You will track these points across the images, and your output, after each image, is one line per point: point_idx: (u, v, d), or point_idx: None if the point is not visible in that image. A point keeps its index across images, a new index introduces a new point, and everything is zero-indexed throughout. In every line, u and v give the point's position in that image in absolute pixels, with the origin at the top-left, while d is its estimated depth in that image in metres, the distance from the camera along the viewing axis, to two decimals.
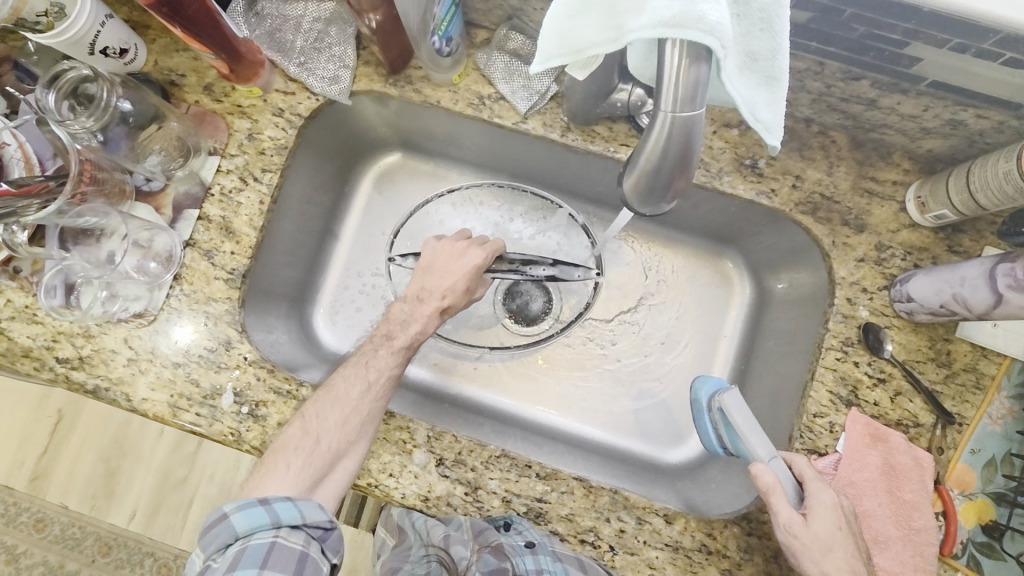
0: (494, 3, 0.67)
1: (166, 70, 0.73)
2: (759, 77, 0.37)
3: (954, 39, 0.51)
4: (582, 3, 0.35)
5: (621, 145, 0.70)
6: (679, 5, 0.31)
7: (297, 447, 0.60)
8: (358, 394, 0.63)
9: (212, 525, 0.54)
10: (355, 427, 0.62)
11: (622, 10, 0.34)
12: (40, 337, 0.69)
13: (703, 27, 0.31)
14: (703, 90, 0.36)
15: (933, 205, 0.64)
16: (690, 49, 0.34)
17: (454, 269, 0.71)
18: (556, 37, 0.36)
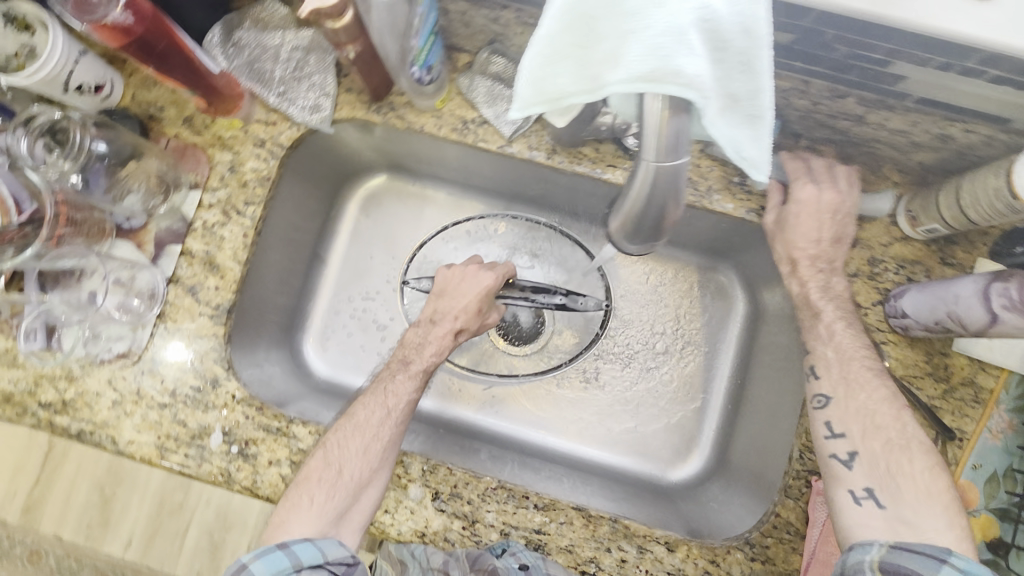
0: (475, 28, 0.66)
1: (143, 103, 0.72)
2: (741, 117, 0.35)
3: (936, 58, 0.49)
4: (556, 53, 0.34)
5: (608, 167, 0.69)
6: (653, 61, 0.31)
7: (319, 479, 0.59)
8: (377, 421, 0.62)
9: (234, 575, 0.54)
10: (377, 455, 0.61)
11: (598, 61, 0.33)
12: (21, 381, 0.68)
13: (680, 81, 0.31)
14: (684, 139, 0.35)
15: (924, 219, 0.63)
16: (671, 102, 0.33)
17: (464, 291, 0.69)
18: (532, 86, 0.35)
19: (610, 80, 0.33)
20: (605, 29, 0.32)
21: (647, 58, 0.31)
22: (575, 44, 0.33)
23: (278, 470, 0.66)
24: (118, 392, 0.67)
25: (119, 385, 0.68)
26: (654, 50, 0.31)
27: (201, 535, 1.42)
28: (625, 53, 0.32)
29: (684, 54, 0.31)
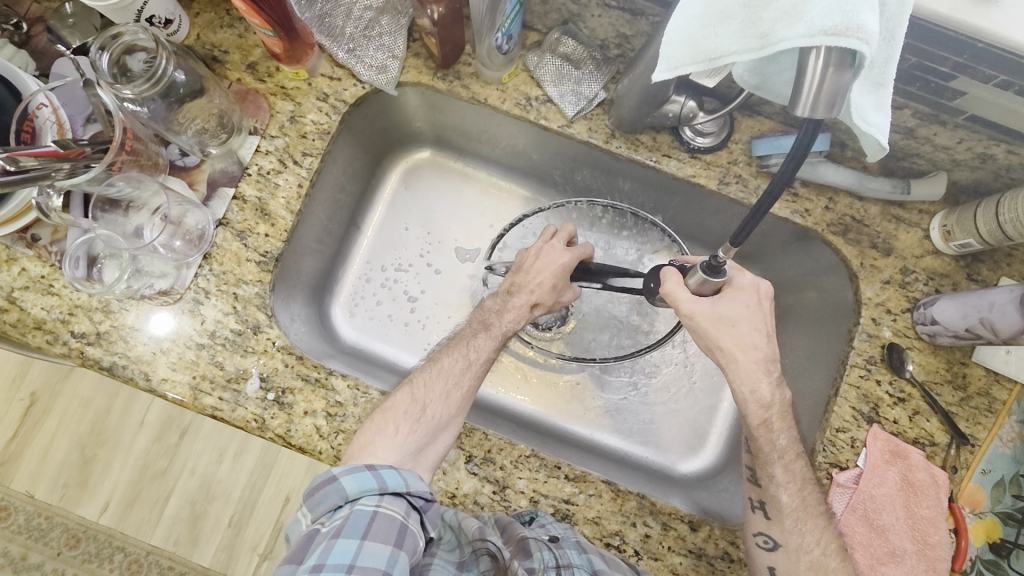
0: (552, 7, 0.68)
1: (208, 45, 0.71)
2: (871, 83, 0.41)
3: (999, 75, 0.53)
4: (718, 17, 0.39)
5: (663, 155, 0.72)
6: (839, 16, 0.34)
7: (404, 412, 0.63)
8: (459, 370, 0.68)
9: (323, 486, 0.54)
10: (455, 402, 0.66)
11: (765, 21, 0.38)
12: (56, 310, 0.66)
13: (860, 36, 0.34)
14: (841, 97, 0.36)
15: (959, 233, 0.67)
16: (836, 55, 0.35)
17: (544, 266, 0.73)
18: (690, 46, 0.41)
19: (785, 35, 0.36)
20: None
21: (831, 12, 0.34)
22: (745, 5, 0.38)
23: (313, 421, 0.66)
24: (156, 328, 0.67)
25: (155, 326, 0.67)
26: (838, 5, 0.34)
27: (182, 504, 1.37)
28: (805, 10, 0.35)
29: (866, 11, 0.34)
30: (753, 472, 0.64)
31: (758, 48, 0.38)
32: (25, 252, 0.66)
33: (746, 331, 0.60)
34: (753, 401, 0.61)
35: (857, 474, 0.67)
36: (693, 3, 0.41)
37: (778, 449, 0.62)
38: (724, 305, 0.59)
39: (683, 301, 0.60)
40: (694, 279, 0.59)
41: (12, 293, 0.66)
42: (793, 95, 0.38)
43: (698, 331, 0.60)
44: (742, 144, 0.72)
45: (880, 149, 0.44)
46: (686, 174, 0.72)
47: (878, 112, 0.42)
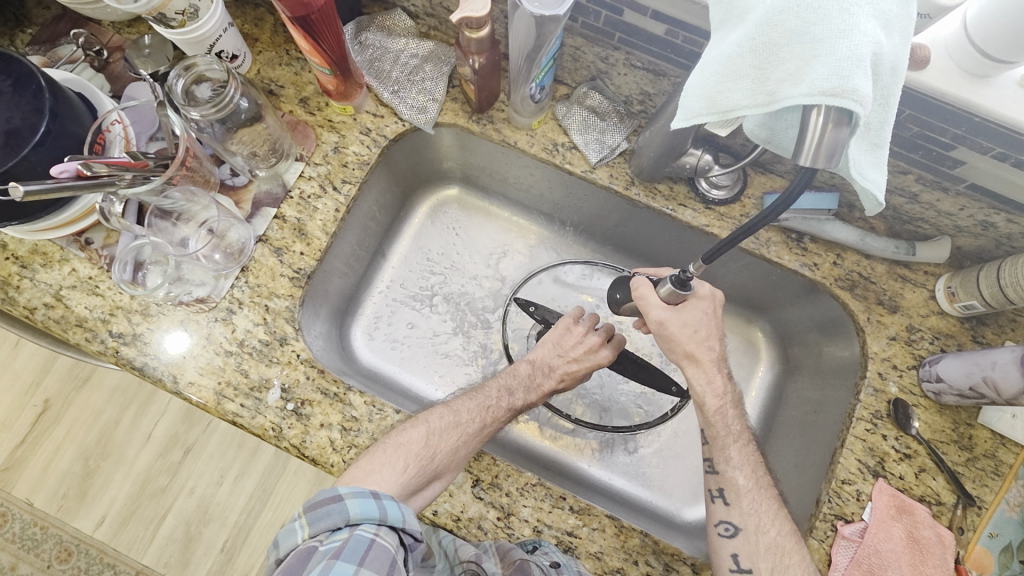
0: (582, 64, 0.74)
1: (267, 79, 0.78)
2: (868, 144, 0.45)
3: (996, 148, 0.57)
4: (736, 75, 0.44)
5: (679, 204, 0.77)
6: (836, 79, 0.38)
7: (416, 452, 0.64)
8: (475, 430, 0.70)
9: (324, 502, 0.54)
10: (459, 458, 0.67)
11: (774, 80, 0.42)
12: (97, 309, 0.70)
13: (855, 97, 0.38)
14: (839, 151, 0.40)
15: (963, 295, 0.70)
16: (834, 113, 0.39)
17: (583, 358, 0.81)
18: (707, 99, 0.45)
19: (790, 93, 0.40)
20: (786, 55, 0.42)
21: (830, 76, 0.39)
22: (756, 66, 0.43)
23: (328, 434, 0.68)
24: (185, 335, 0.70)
25: (168, 347, 0.69)
26: (836, 71, 0.39)
27: (177, 525, 1.36)
28: (807, 73, 0.40)
29: (860, 77, 0.39)
30: (711, 461, 0.68)
31: (765, 104, 0.43)
32: (77, 254, 0.71)
33: (704, 335, 0.66)
34: (709, 393, 0.67)
35: (863, 528, 0.66)
36: (711, 63, 0.46)
37: (736, 434, 0.67)
38: (688, 313, 0.65)
39: (654, 307, 0.65)
40: (665, 289, 0.63)
41: (60, 291, 0.70)
42: (796, 146, 0.42)
43: (665, 335, 0.66)
44: (754, 199, 0.76)
45: (878, 206, 0.47)
46: (700, 224, 0.76)
47: (875, 170, 0.46)
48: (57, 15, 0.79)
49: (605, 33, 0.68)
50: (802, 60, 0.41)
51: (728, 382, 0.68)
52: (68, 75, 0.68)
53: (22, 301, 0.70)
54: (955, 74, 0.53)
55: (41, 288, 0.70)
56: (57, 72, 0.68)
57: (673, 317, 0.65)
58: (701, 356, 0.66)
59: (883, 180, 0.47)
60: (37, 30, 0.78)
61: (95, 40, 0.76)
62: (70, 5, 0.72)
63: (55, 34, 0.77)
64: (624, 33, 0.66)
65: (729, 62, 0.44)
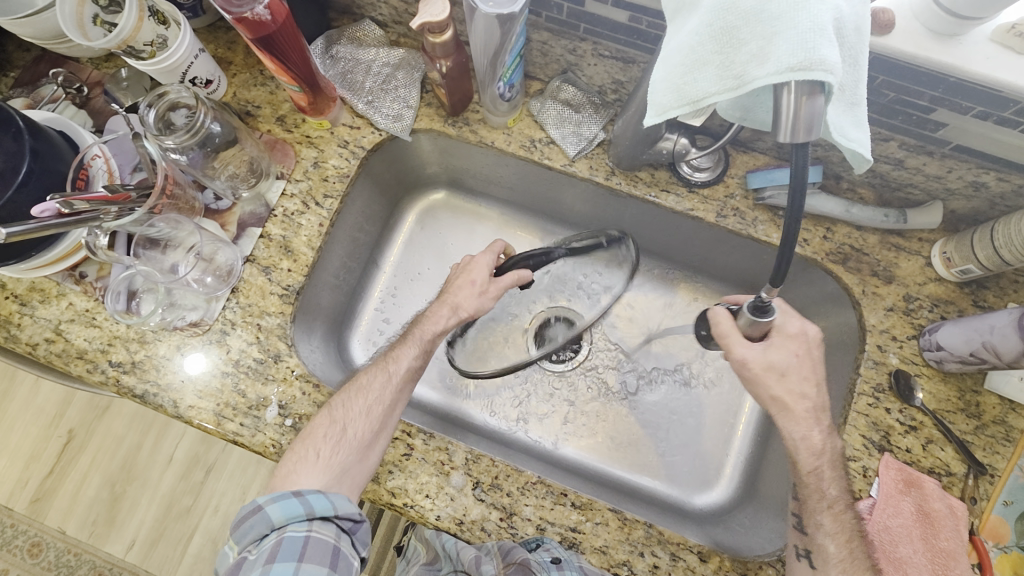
0: (552, 58, 0.74)
1: (243, 101, 0.79)
2: (845, 104, 0.44)
3: (977, 107, 0.56)
4: (701, 63, 0.42)
5: (661, 190, 0.76)
6: (802, 53, 0.37)
7: (325, 436, 0.64)
8: (380, 386, 0.68)
9: (248, 516, 0.57)
10: (379, 418, 0.66)
11: (739, 63, 0.41)
12: (96, 340, 0.71)
13: (824, 68, 0.37)
14: (819, 121, 0.38)
15: (959, 260, 0.68)
16: (806, 86, 0.38)
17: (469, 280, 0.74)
18: (675, 92, 0.44)
19: (758, 74, 0.39)
20: (746, 37, 0.40)
21: (795, 51, 0.37)
22: (717, 52, 0.42)
23: None
24: (188, 362, 0.71)
25: (191, 365, 0.71)
26: (800, 44, 0.37)
27: (204, 543, 1.39)
28: (771, 52, 0.39)
29: (825, 46, 0.37)
30: (801, 519, 0.63)
31: (735, 88, 0.41)
32: (73, 288, 0.73)
33: (795, 381, 0.63)
34: (803, 449, 0.62)
35: (871, 504, 0.65)
36: (672, 55, 0.44)
37: (827, 496, 0.62)
38: (775, 353, 0.63)
39: (737, 344, 0.64)
40: (743, 319, 0.62)
41: (59, 325, 0.72)
42: (772, 125, 0.40)
43: (749, 376, 0.64)
44: (738, 178, 0.75)
45: (866, 163, 0.47)
46: (684, 208, 0.75)
47: (857, 128, 0.45)
48: (37, 56, 0.80)
49: (570, 25, 0.67)
50: (764, 39, 0.39)
51: (827, 437, 0.63)
52: (48, 114, 0.70)
53: (24, 338, 0.71)
54: (924, 36, 0.52)
55: (41, 324, 0.72)
56: (38, 112, 0.70)
57: (758, 354, 0.63)
58: (792, 406, 0.63)
59: (866, 138, 0.45)
60: (19, 73, 0.80)
61: (74, 78, 0.78)
62: (47, 46, 0.74)
63: (37, 75, 0.79)
64: (589, 23, 0.66)
65: (690, 50, 0.43)
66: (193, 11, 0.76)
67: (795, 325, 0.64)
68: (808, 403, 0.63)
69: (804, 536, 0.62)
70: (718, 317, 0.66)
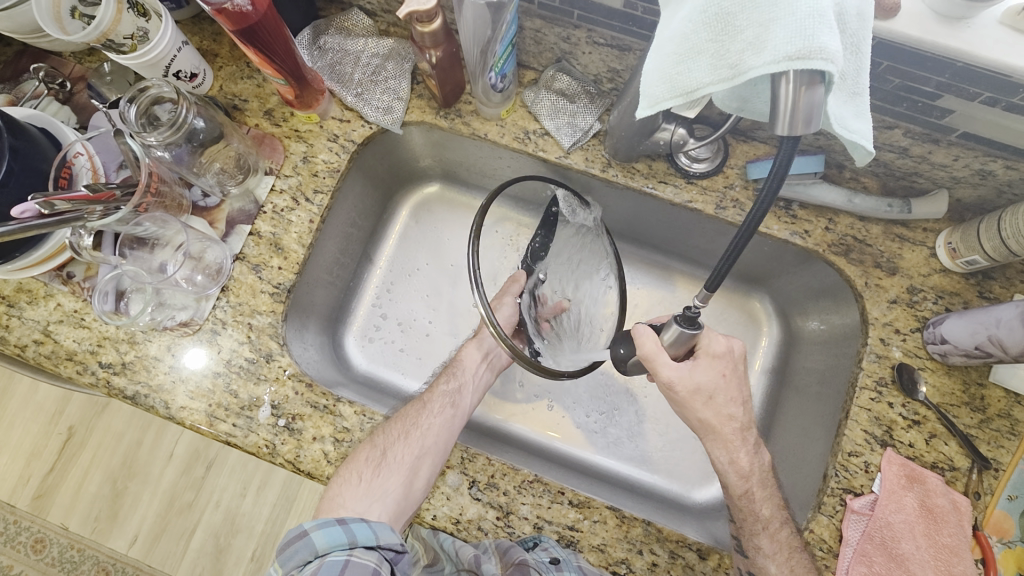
0: (546, 46, 0.72)
1: (230, 95, 0.78)
2: (846, 94, 0.42)
3: (984, 93, 0.54)
4: (695, 52, 0.41)
5: (659, 182, 0.74)
6: (800, 41, 0.35)
7: (367, 459, 0.67)
8: (418, 416, 0.72)
9: (293, 541, 0.58)
10: (420, 443, 0.69)
11: (734, 52, 0.39)
12: (85, 341, 0.70)
13: (824, 56, 0.35)
14: (817, 113, 0.37)
15: (964, 250, 0.66)
16: (805, 76, 0.36)
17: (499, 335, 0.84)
18: (667, 82, 0.42)
19: (754, 64, 0.37)
20: (742, 23, 0.38)
21: (793, 39, 0.35)
22: (712, 40, 0.40)
23: (321, 446, 0.68)
24: (179, 362, 0.70)
25: (188, 360, 0.70)
26: (798, 31, 0.35)
27: (206, 538, 1.39)
28: (768, 39, 0.37)
29: (825, 33, 0.35)
30: (739, 542, 0.65)
31: (730, 78, 0.39)
32: (60, 288, 0.72)
33: (723, 402, 0.64)
34: (733, 471, 0.65)
35: (873, 500, 0.64)
36: (665, 45, 0.43)
37: (760, 518, 0.64)
38: (699, 372, 0.62)
39: (664, 365, 0.60)
40: (669, 335, 0.58)
41: (48, 326, 0.71)
42: (771, 115, 0.38)
43: (679, 399, 0.63)
44: (737, 169, 0.73)
45: (869, 156, 0.45)
46: (683, 200, 0.74)
47: (858, 119, 0.43)
48: (19, 50, 0.78)
49: (563, 12, 0.65)
50: (761, 27, 0.37)
51: (752, 456, 0.66)
52: (29, 111, 0.68)
53: (12, 340, 0.70)
54: (930, 20, 0.50)
55: (29, 325, 0.71)
56: (19, 109, 0.68)
57: (685, 375, 0.61)
58: (720, 428, 0.64)
59: (869, 129, 0.44)
60: None
61: (57, 73, 0.75)
62: (27, 40, 0.72)
63: (18, 71, 0.77)
64: (582, 10, 0.64)
65: (683, 40, 0.41)
66: (176, 3, 0.74)
67: (721, 344, 0.63)
68: (735, 426, 0.64)
69: (744, 558, 0.64)
70: (642, 339, 0.61)
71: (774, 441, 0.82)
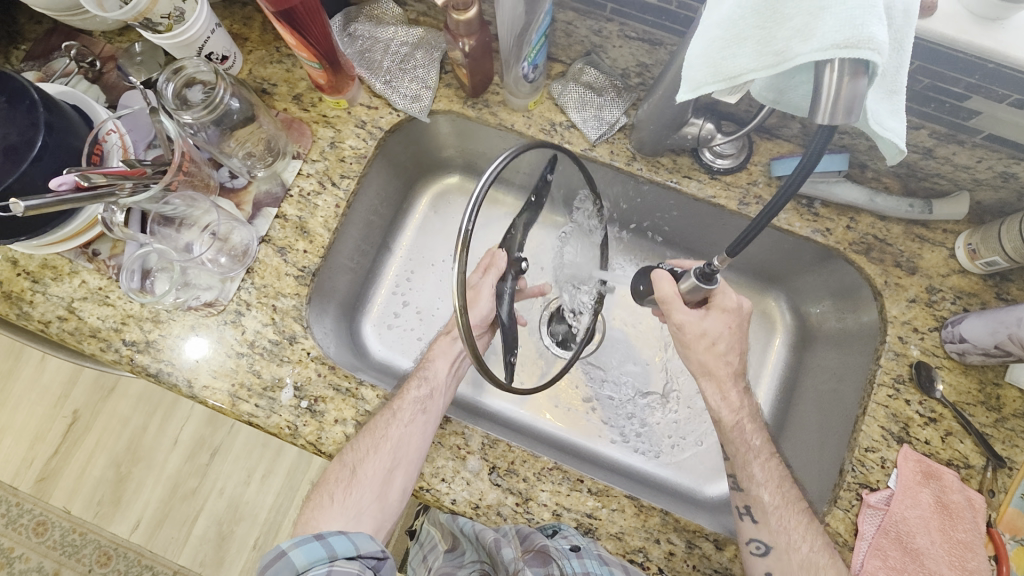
0: (576, 39, 0.73)
1: (259, 79, 0.78)
2: (884, 91, 0.43)
3: (1013, 95, 0.55)
4: (741, 37, 0.41)
5: (683, 177, 0.75)
6: (849, 30, 0.36)
7: (338, 478, 0.67)
8: (385, 424, 0.67)
9: (270, 564, 0.58)
10: (391, 455, 0.65)
11: (781, 39, 0.39)
12: (110, 319, 0.71)
13: (871, 46, 0.35)
14: (859, 105, 0.37)
15: (984, 252, 0.67)
16: (850, 66, 0.36)
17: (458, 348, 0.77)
18: (711, 67, 0.43)
19: (801, 51, 0.38)
20: (792, 11, 0.39)
21: (842, 28, 0.36)
22: (759, 27, 0.41)
23: (343, 429, 0.69)
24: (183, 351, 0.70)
25: (188, 349, 0.70)
26: (848, 21, 0.36)
27: (209, 526, 1.39)
28: (816, 27, 0.37)
29: (875, 24, 0.36)
30: (735, 477, 0.68)
31: (775, 65, 0.40)
32: (86, 266, 0.72)
33: (723, 350, 0.68)
34: (725, 407, 0.69)
35: (889, 495, 0.65)
36: (712, 30, 0.44)
37: (752, 447, 0.68)
38: (709, 322, 0.67)
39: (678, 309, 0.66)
40: (686, 284, 0.64)
41: (72, 303, 0.71)
42: (810, 106, 0.38)
43: (683, 341, 0.68)
44: (761, 166, 0.74)
45: (899, 155, 0.45)
46: (706, 195, 0.74)
47: (893, 118, 0.43)
48: (49, 29, 0.79)
49: (596, 5, 0.66)
50: (809, 15, 0.38)
51: (743, 395, 0.70)
52: (61, 88, 0.68)
53: (37, 315, 0.71)
54: (967, 19, 0.51)
55: (53, 302, 0.71)
56: (51, 85, 0.69)
57: (695, 321, 0.66)
58: (717, 369, 0.69)
59: (902, 127, 0.44)
60: (30, 46, 0.78)
61: (87, 52, 0.76)
62: (60, 18, 0.72)
63: (48, 48, 0.77)
64: (616, 3, 0.65)
65: (731, 25, 0.42)
66: None
67: (731, 301, 0.67)
68: (730, 369, 0.69)
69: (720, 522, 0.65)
70: (660, 284, 0.66)
71: (786, 437, 0.82)
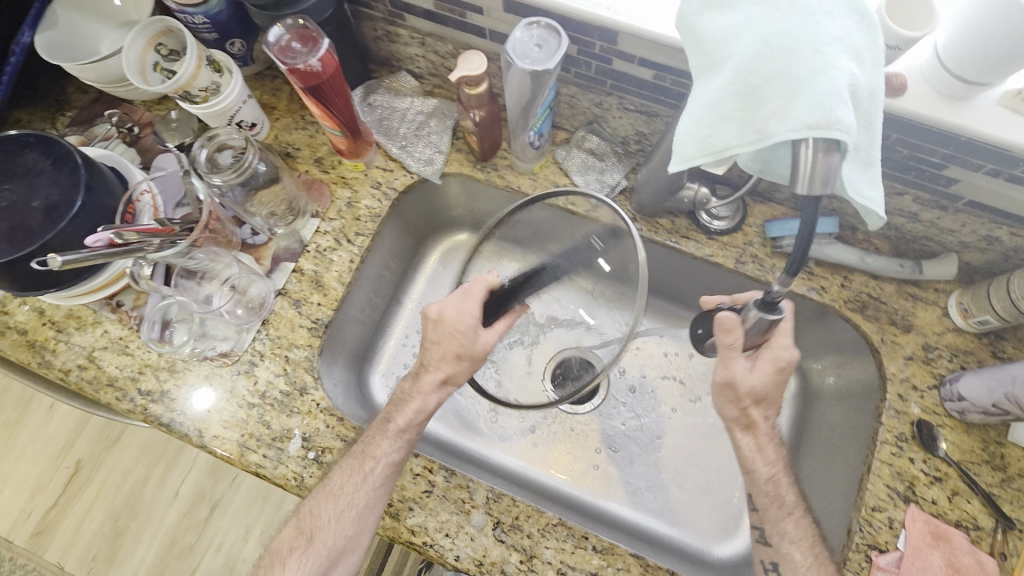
0: (579, 110, 0.79)
1: (284, 143, 0.84)
2: (859, 164, 0.46)
3: (987, 164, 0.59)
4: (723, 117, 0.45)
5: (682, 237, 0.78)
6: (819, 113, 0.40)
7: (290, 546, 0.65)
8: (347, 494, 0.64)
9: None
10: (349, 526, 0.64)
11: (760, 119, 0.44)
12: (127, 368, 0.73)
13: (840, 127, 0.40)
14: (834, 177, 0.41)
15: (976, 311, 0.69)
16: (823, 143, 0.40)
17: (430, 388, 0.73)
18: (699, 142, 0.46)
19: (778, 130, 0.42)
20: (767, 96, 0.43)
21: (813, 111, 0.40)
22: (740, 108, 0.45)
23: None
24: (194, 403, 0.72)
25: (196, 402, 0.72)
26: (817, 106, 0.40)
27: None
28: (791, 110, 0.42)
29: (841, 107, 0.40)
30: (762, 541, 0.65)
31: (757, 141, 0.44)
32: (109, 316, 0.75)
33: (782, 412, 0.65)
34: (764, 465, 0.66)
35: (898, 557, 0.64)
36: (697, 108, 0.47)
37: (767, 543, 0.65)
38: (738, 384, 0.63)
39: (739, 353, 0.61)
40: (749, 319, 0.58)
41: (92, 352, 0.74)
42: (790, 177, 0.42)
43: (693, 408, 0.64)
44: (756, 227, 0.78)
45: (881, 221, 0.49)
46: (704, 254, 0.78)
47: (871, 187, 0.47)
48: (94, 98, 0.86)
49: (597, 81, 0.72)
50: (785, 100, 0.42)
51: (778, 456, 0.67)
52: (102, 151, 0.74)
53: (58, 364, 0.73)
54: (936, 98, 0.56)
55: (74, 351, 0.74)
56: (93, 149, 0.74)
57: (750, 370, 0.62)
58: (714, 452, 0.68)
59: (881, 196, 0.48)
60: (76, 113, 0.85)
61: (127, 118, 0.82)
62: (107, 89, 0.79)
63: (91, 115, 0.84)
64: (615, 80, 0.70)
65: (714, 106, 0.46)
66: (243, 60, 0.82)
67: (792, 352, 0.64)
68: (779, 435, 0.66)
69: None
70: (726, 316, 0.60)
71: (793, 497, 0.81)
